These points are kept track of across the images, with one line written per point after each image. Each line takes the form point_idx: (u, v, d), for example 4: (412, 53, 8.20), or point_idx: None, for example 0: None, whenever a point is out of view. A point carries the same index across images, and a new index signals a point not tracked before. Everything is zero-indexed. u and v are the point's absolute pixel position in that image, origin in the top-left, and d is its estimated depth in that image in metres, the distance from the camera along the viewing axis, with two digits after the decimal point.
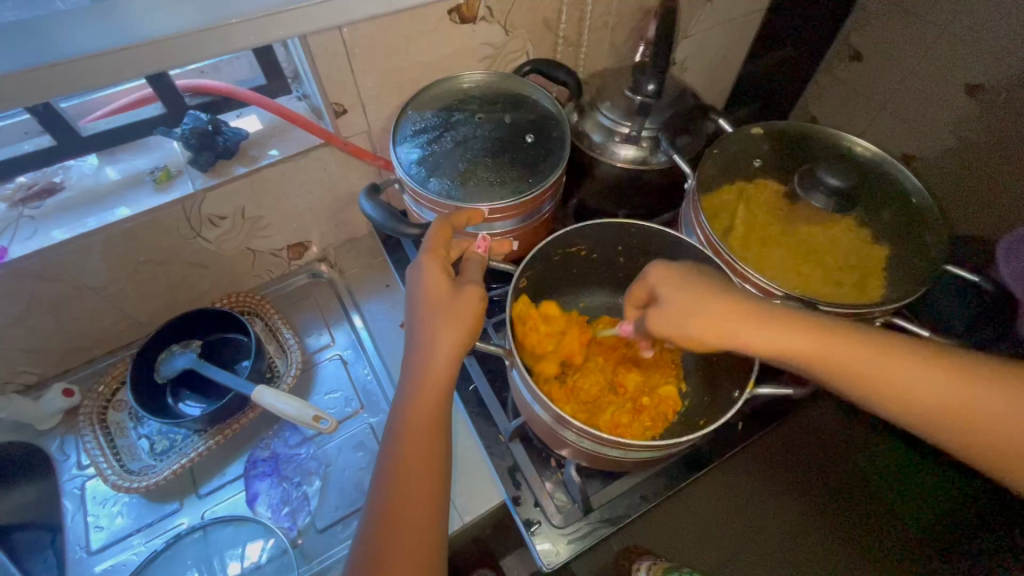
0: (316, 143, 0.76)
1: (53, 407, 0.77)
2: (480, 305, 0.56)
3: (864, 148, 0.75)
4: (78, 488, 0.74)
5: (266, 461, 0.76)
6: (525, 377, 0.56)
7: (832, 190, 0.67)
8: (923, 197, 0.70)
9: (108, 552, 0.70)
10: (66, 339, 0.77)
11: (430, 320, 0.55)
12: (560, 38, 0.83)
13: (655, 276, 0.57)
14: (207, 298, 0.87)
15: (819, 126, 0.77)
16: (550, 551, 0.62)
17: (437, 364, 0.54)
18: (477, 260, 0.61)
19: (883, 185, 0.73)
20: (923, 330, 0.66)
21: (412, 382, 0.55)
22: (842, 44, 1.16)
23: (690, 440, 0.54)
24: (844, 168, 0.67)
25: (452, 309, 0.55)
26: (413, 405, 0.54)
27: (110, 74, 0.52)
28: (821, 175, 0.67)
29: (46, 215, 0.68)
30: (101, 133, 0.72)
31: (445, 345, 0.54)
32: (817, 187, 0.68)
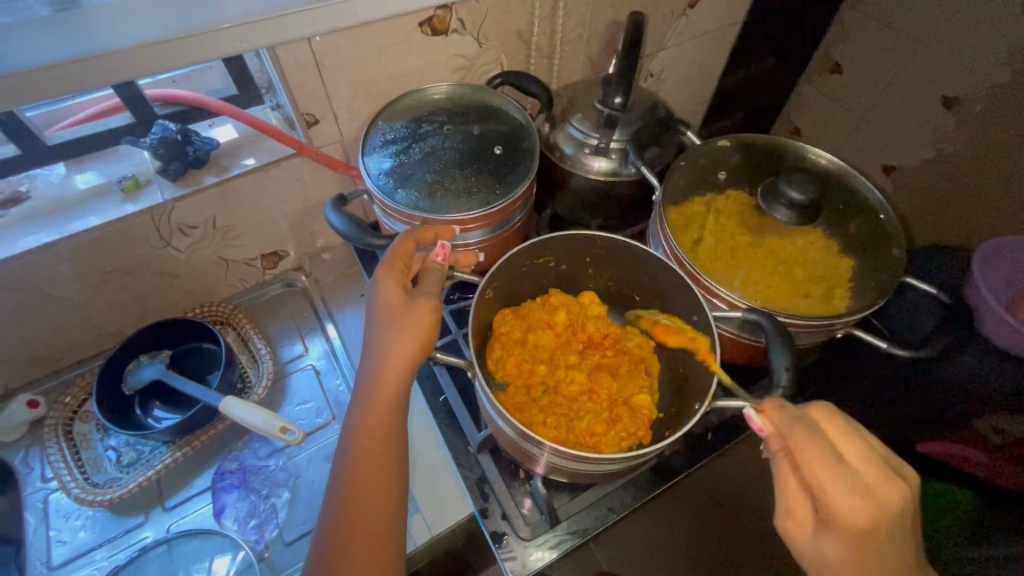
0: (288, 153, 0.76)
1: (16, 418, 0.76)
2: (434, 315, 0.55)
3: (828, 160, 0.76)
4: (40, 501, 0.73)
5: (234, 474, 0.74)
6: (486, 391, 0.56)
7: (793, 203, 0.68)
8: (886, 209, 0.72)
9: (70, 566, 0.69)
10: (31, 350, 0.76)
11: (387, 331, 0.55)
12: (533, 50, 0.84)
13: (860, 518, 0.43)
14: (180, 307, 0.86)
15: (784, 138, 0.78)
16: (516, 564, 0.62)
17: (394, 375, 0.55)
18: (437, 271, 0.59)
19: (846, 198, 0.74)
20: (881, 342, 0.66)
21: (369, 392, 0.55)
22: (825, 54, 1.20)
23: (650, 454, 0.54)
24: (807, 180, 0.68)
25: (406, 320, 0.54)
26: (372, 416, 0.54)
27: (68, 84, 0.52)
28: (783, 188, 0.68)
29: (11, 224, 0.67)
30: (68, 142, 0.71)
31: (401, 357, 0.54)
32: (779, 201, 0.69)
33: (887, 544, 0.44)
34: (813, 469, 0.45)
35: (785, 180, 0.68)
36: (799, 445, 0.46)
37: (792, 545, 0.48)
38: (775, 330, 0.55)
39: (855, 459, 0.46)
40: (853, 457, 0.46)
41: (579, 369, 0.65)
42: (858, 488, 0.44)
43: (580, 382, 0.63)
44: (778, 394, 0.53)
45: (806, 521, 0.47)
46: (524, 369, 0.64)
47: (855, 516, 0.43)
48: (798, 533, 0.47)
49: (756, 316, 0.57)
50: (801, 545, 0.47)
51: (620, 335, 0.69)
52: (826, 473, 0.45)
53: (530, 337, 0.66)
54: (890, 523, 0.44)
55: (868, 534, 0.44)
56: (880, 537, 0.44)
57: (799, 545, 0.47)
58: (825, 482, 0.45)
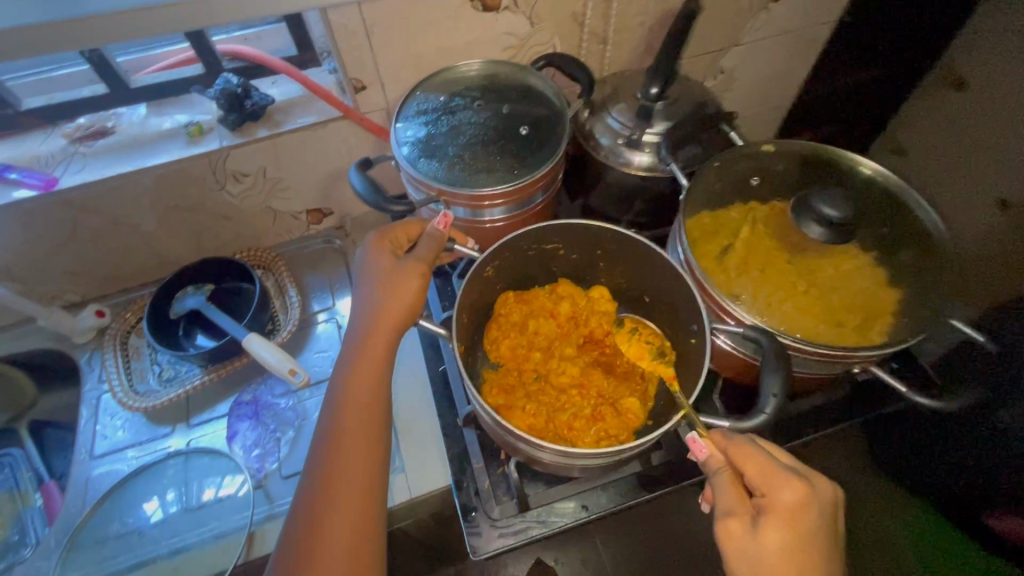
0: (335, 116, 0.79)
1: (86, 323, 0.87)
2: (422, 282, 0.60)
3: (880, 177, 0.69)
4: (94, 398, 0.84)
5: (248, 405, 0.81)
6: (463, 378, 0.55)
7: (827, 220, 0.61)
8: (944, 238, 0.64)
9: (106, 458, 0.79)
10: (106, 267, 0.87)
11: (377, 291, 0.59)
12: (587, 33, 0.81)
13: (795, 500, 0.43)
14: (232, 248, 0.94)
15: (835, 148, 0.71)
16: (478, 540, 0.63)
17: (382, 330, 0.59)
18: (433, 236, 0.61)
19: (898, 222, 0.67)
20: (903, 386, 0.58)
21: (356, 346, 0.60)
22: (948, 67, 0.96)
23: (625, 450, 0.52)
24: (844, 196, 0.62)
25: (397, 282, 0.59)
26: (359, 368, 0.59)
27: (136, 31, 0.57)
28: (817, 202, 0.62)
29: (95, 154, 0.76)
30: (149, 86, 0.79)
31: (391, 314, 0.59)
32: (811, 216, 0.63)
33: (818, 533, 0.43)
34: (746, 464, 0.45)
35: (820, 194, 0.62)
36: (732, 442, 0.47)
37: (727, 553, 0.44)
38: (771, 353, 0.51)
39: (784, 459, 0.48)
40: (787, 461, 0.48)
41: (574, 362, 0.64)
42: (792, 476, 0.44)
43: (571, 375, 0.62)
44: (757, 421, 0.49)
45: (745, 521, 0.44)
46: (518, 353, 0.64)
47: (787, 498, 0.44)
48: (735, 529, 0.44)
49: (756, 334, 0.52)
50: (739, 549, 0.43)
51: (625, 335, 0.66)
52: (760, 465, 0.45)
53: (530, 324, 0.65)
54: (823, 516, 0.44)
55: (805, 522, 0.43)
56: (814, 529, 0.43)
57: (738, 549, 0.43)
58: (758, 474, 0.45)
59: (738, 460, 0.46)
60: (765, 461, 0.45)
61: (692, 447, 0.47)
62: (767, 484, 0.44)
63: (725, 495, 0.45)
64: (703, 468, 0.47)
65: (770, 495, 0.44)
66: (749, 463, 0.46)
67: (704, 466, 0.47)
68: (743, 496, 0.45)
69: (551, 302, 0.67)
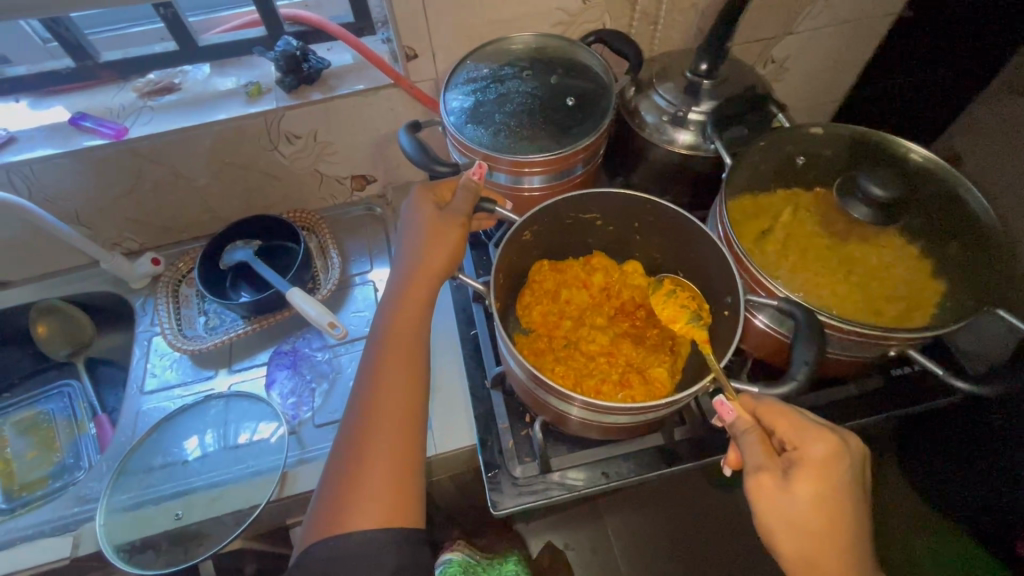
0: (386, 83, 0.82)
1: (142, 270, 0.92)
2: (461, 233, 0.63)
3: (931, 161, 0.67)
4: (146, 339, 0.89)
5: (287, 355, 0.85)
6: (500, 333, 0.57)
7: (874, 201, 0.61)
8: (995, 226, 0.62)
9: (155, 394, 0.84)
10: (163, 218, 0.93)
11: (421, 242, 0.63)
12: (638, 12, 0.81)
13: (825, 453, 0.44)
14: (279, 209, 0.99)
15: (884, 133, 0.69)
16: (500, 496, 0.65)
17: (420, 279, 0.63)
18: (470, 186, 0.62)
19: (947, 210, 0.66)
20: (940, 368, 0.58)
21: (400, 290, 0.63)
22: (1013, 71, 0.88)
23: (657, 408, 0.53)
24: (891, 176, 0.61)
25: (435, 231, 0.63)
26: (398, 314, 0.62)
27: None
28: (864, 182, 0.61)
29: (162, 108, 0.81)
30: (215, 46, 0.83)
31: (428, 263, 0.63)
32: (857, 197, 0.62)
33: (849, 484, 0.44)
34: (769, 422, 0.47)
35: (867, 173, 0.61)
36: (760, 402, 0.48)
37: (758, 505, 0.45)
38: (806, 324, 0.50)
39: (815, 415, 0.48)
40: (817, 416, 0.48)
41: (603, 331, 0.65)
42: (822, 430, 0.45)
43: (600, 343, 0.64)
44: (787, 388, 0.49)
45: (776, 474, 0.45)
46: (551, 319, 0.66)
47: (816, 452, 0.44)
48: (766, 484, 0.44)
49: (788, 306, 0.52)
50: (770, 501, 0.44)
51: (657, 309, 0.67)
52: (783, 419, 0.46)
53: (563, 292, 0.67)
54: (854, 468, 0.44)
55: (837, 473, 0.44)
56: (845, 480, 0.44)
57: (768, 501, 0.44)
58: (789, 429, 0.46)
59: (764, 419, 0.47)
60: (793, 417, 0.46)
61: (720, 408, 0.48)
62: (796, 439, 0.45)
63: (754, 451, 0.46)
64: (731, 429, 0.48)
65: (799, 448, 0.45)
66: (777, 420, 0.46)
67: (731, 427, 0.48)
68: (772, 451, 0.46)
69: (586, 275, 0.68)
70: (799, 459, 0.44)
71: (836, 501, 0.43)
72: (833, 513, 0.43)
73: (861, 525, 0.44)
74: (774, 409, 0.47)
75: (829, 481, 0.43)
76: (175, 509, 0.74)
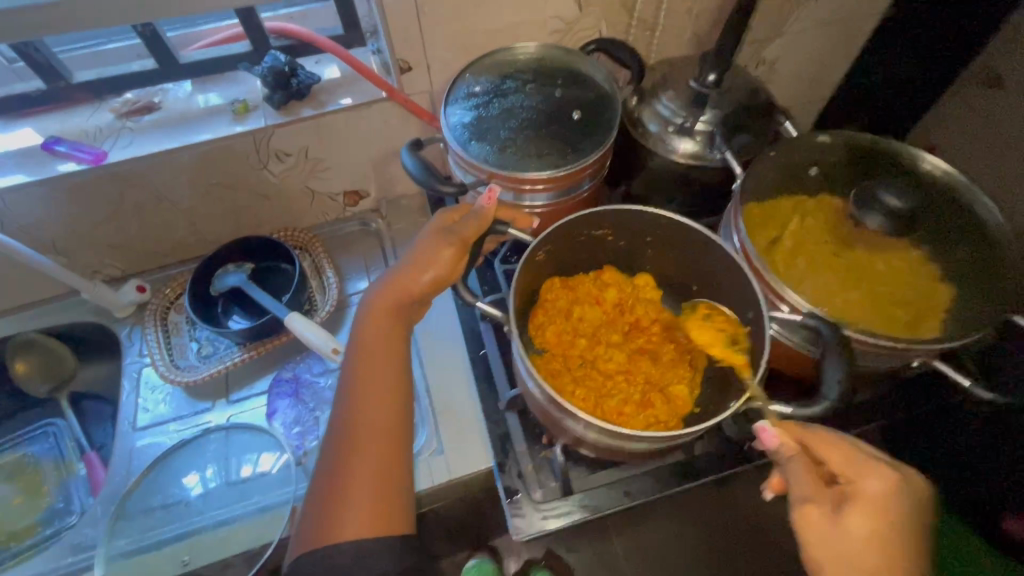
0: (379, 97, 0.79)
1: (127, 298, 0.88)
2: (462, 251, 0.60)
3: (938, 169, 0.68)
4: (135, 372, 0.85)
5: (288, 383, 0.82)
6: (521, 353, 0.56)
7: (891, 211, 0.61)
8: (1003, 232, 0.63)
9: (149, 430, 0.80)
10: (147, 243, 0.88)
11: (415, 251, 0.60)
12: (635, 20, 0.80)
13: (877, 489, 0.47)
14: (269, 228, 0.95)
15: (893, 140, 0.70)
16: (523, 521, 0.64)
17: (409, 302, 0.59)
18: (477, 212, 0.61)
19: (952, 217, 0.66)
20: (965, 379, 0.59)
21: (391, 321, 0.60)
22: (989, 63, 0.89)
23: (688, 435, 0.52)
24: (905, 188, 0.62)
25: (426, 254, 0.59)
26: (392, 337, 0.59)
27: None
28: (881, 193, 0.62)
29: (142, 129, 0.77)
30: (196, 63, 0.80)
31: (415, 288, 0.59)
32: (874, 208, 0.62)
33: (903, 519, 0.46)
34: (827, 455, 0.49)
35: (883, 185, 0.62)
36: (811, 435, 0.50)
37: (808, 535, 0.47)
38: (833, 340, 0.51)
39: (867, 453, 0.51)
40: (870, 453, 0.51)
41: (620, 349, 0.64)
42: (872, 466, 0.48)
43: (618, 361, 0.63)
44: (822, 408, 0.50)
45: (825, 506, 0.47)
46: (566, 339, 0.64)
47: (869, 488, 0.47)
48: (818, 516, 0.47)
49: (815, 321, 0.53)
50: (820, 533, 0.46)
51: (672, 322, 0.66)
52: (839, 454, 0.49)
53: (576, 309, 0.65)
54: (908, 505, 0.47)
55: (890, 508, 0.46)
56: (899, 515, 0.46)
57: (818, 532, 0.46)
58: (840, 462, 0.49)
59: (815, 450, 0.50)
60: (844, 453, 0.49)
61: (761, 436, 0.47)
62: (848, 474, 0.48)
63: (803, 483, 0.48)
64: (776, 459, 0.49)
65: (853, 485, 0.48)
66: (827, 454, 0.49)
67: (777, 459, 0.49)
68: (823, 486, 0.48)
69: (599, 290, 0.67)
70: (849, 494, 0.47)
71: (893, 537, 0.45)
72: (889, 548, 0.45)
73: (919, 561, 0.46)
74: (825, 445, 0.50)
75: (881, 515, 0.46)
76: (180, 555, 0.70)
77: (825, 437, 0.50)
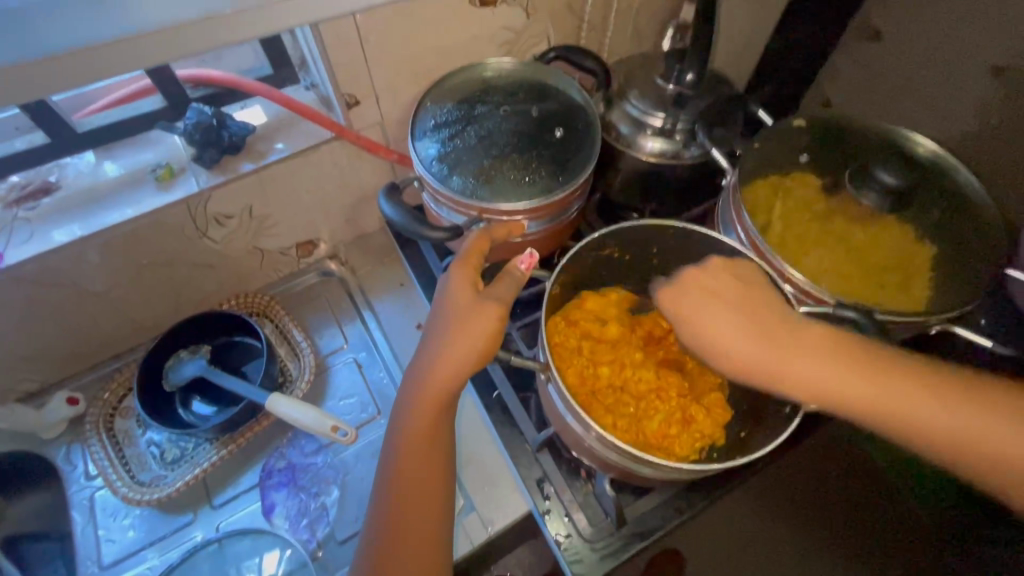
0: (326, 137, 0.71)
1: (57, 415, 0.74)
2: (496, 326, 0.53)
3: (926, 148, 0.70)
4: (87, 499, 0.71)
5: (282, 472, 0.73)
6: (562, 390, 0.53)
7: (887, 189, 0.63)
8: (983, 200, 0.66)
9: (121, 566, 0.68)
10: (69, 345, 0.74)
11: (443, 326, 0.54)
12: (584, 21, 0.78)
13: (733, 311, 0.55)
14: (215, 298, 0.83)
15: (878, 121, 0.72)
16: (582, 567, 0.60)
17: (435, 370, 0.52)
18: (513, 274, 0.56)
19: (937, 186, 0.68)
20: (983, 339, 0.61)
21: (418, 391, 0.53)
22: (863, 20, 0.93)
23: (714, 469, 0.51)
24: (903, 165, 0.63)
25: (469, 318, 0.53)
26: (419, 409, 0.53)
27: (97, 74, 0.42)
28: (878, 171, 0.63)
29: (42, 217, 0.64)
30: (99, 129, 0.67)
31: (449, 354, 0.52)
32: (870, 186, 0.64)
33: (769, 319, 0.54)
34: (750, 303, 0.55)
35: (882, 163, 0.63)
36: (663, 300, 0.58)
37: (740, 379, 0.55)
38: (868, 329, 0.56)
39: (717, 277, 0.57)
40: (699, 280, 0.57)
41: (647, 368, 0.61)
42: (715, 297, 0.55)
43: (648, 380, 0.60)
44: None
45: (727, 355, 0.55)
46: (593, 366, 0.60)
47: (727, 312, 0.55)
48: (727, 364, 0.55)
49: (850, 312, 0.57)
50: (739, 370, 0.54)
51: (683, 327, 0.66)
52: (737, 315, 0.54)
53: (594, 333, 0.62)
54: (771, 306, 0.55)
55: (756, 315, 0.54)
56: (769, 318, 0.54)
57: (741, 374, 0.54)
58: (694, 303, 0.56)
59: (682, 312, 0.56)
60: (695, 305, 0.56)
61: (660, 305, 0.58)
62: (714, 314, 0.55)
63: (698, 345, 0.56)
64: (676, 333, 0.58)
65: (718, 326, 0.55)
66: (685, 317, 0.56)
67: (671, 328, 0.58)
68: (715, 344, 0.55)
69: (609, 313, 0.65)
70: (735, 329, 0.54)
71: (771, 342, 0.53)
72: (784, 354, 0.52)
73: (813, 335, 0.53)
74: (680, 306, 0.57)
75: (756, 331, 0.54)
76: None
77: (676, 298, 0.57)
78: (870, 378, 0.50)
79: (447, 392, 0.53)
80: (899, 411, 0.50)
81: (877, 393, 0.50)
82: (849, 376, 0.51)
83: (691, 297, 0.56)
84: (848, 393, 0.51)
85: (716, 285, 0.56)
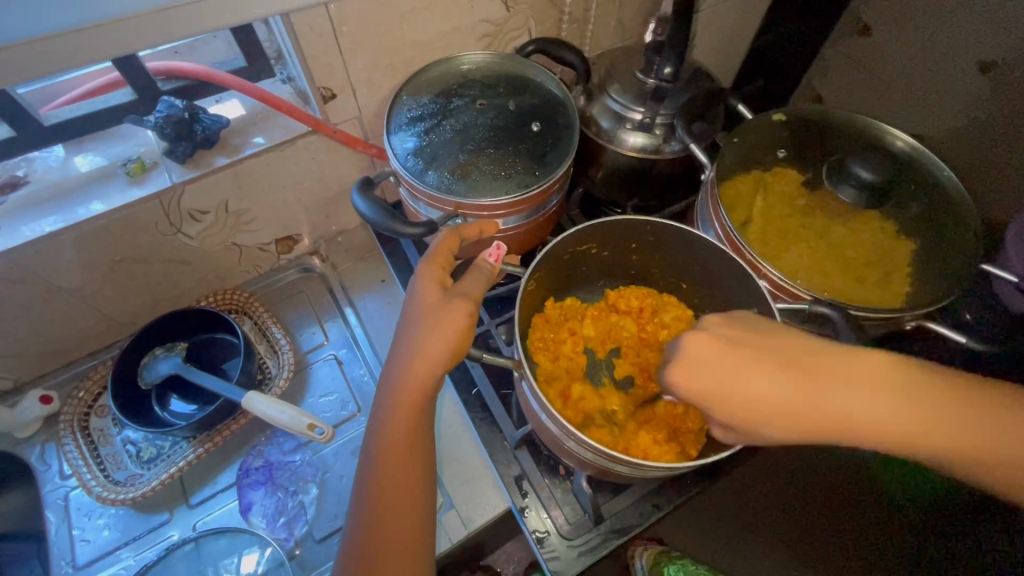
0: (303, 131, 0.70)
1: (30, 415, 0.72)
2: (467, 321, 0.52)
3: (904, 143, 0.70)
4: (61, 499, 0.70)
5: (259, 470, 0.72)
6: (534, 389, 0.52)
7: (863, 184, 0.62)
8: (960, 193, 0.66)
9: (96, 566, 0.67)
10: (42, 343, 0.73)
11: (411, 323, 0.53)
12: (565, 14, 0.77)
13: (766, 376, 0.46)
14: (193, 295, 0.82)
15: (857, 117, 0.72)
16: (560, 563, 0.60)
17: (407, 367, 0.52)
18: (483, 268, 0.56)
19: (916, 180, 0.68)
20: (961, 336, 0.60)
21: (393, 389, 0.53)
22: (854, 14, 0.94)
23: (686, 467, 0.50)
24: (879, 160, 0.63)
25: (438, 316, 0.52)
26: (392, 407, 0.53)
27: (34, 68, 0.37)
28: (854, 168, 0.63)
29: (9, 212, 0.62)
30: (65, 121, 0.66)
31: (420, 349, 0.52)
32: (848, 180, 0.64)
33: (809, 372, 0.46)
34: (785, 351, 0.47)
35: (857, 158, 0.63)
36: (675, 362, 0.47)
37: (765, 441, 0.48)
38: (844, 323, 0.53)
39: (741, 332, 0.47)
40: (723, 336, 0.47)
41: None
42: (751, 367, 0.46)
43: None
44: None
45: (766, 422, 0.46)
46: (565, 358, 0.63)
47: (759, 381, 0.46)
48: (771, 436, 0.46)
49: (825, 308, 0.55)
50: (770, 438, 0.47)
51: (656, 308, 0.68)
52: (769, 385, 0.46)
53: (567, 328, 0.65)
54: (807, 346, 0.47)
55: (794, 365, 0.46)
56: (813, 383, 0.46)
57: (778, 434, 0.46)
58: (727, 371, 0.46)
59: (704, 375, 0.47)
60: (722, 366, 0.46)
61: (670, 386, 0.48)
62: (747, 394, 0.46)
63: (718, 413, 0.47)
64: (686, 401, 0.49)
65: (753, 403, 0.46)
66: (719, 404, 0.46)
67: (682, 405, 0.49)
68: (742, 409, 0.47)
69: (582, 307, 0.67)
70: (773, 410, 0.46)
71: (812, 417, 0.46)
72: (826, 387, 0.46)
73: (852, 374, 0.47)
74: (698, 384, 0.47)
75: (799, 381, 0.46)
76: None
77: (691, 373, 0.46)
78: (920, 406, 0.46)
79: (420, 390, 0.52)
80: (962, 443, 0.46)
81: (929, 430, 0.46)
82: (903, 405, 0.46)
83: (715, 356, 0.46)
84: (895, 430, 0.46)
85: (745, 335, 0.47)
